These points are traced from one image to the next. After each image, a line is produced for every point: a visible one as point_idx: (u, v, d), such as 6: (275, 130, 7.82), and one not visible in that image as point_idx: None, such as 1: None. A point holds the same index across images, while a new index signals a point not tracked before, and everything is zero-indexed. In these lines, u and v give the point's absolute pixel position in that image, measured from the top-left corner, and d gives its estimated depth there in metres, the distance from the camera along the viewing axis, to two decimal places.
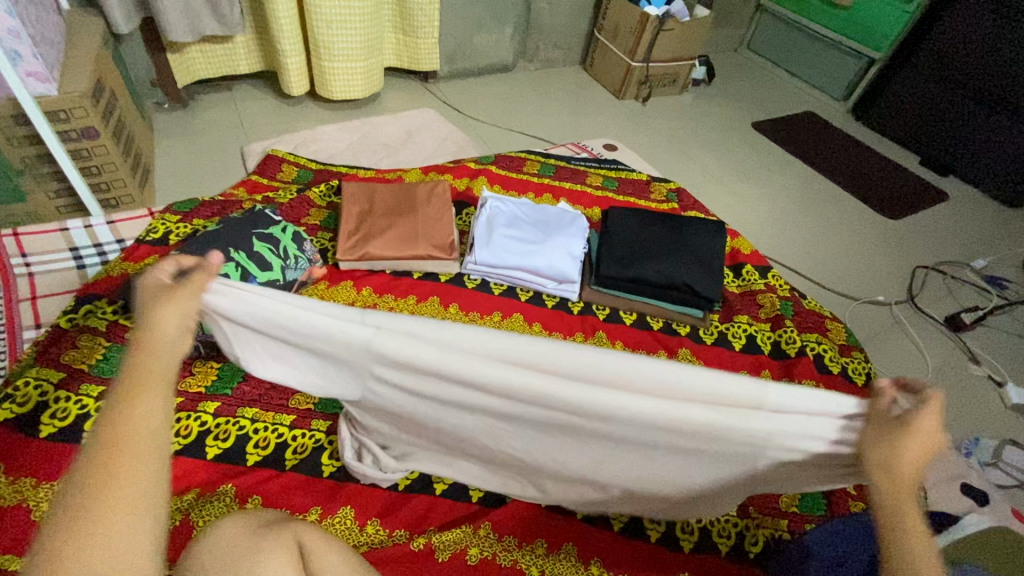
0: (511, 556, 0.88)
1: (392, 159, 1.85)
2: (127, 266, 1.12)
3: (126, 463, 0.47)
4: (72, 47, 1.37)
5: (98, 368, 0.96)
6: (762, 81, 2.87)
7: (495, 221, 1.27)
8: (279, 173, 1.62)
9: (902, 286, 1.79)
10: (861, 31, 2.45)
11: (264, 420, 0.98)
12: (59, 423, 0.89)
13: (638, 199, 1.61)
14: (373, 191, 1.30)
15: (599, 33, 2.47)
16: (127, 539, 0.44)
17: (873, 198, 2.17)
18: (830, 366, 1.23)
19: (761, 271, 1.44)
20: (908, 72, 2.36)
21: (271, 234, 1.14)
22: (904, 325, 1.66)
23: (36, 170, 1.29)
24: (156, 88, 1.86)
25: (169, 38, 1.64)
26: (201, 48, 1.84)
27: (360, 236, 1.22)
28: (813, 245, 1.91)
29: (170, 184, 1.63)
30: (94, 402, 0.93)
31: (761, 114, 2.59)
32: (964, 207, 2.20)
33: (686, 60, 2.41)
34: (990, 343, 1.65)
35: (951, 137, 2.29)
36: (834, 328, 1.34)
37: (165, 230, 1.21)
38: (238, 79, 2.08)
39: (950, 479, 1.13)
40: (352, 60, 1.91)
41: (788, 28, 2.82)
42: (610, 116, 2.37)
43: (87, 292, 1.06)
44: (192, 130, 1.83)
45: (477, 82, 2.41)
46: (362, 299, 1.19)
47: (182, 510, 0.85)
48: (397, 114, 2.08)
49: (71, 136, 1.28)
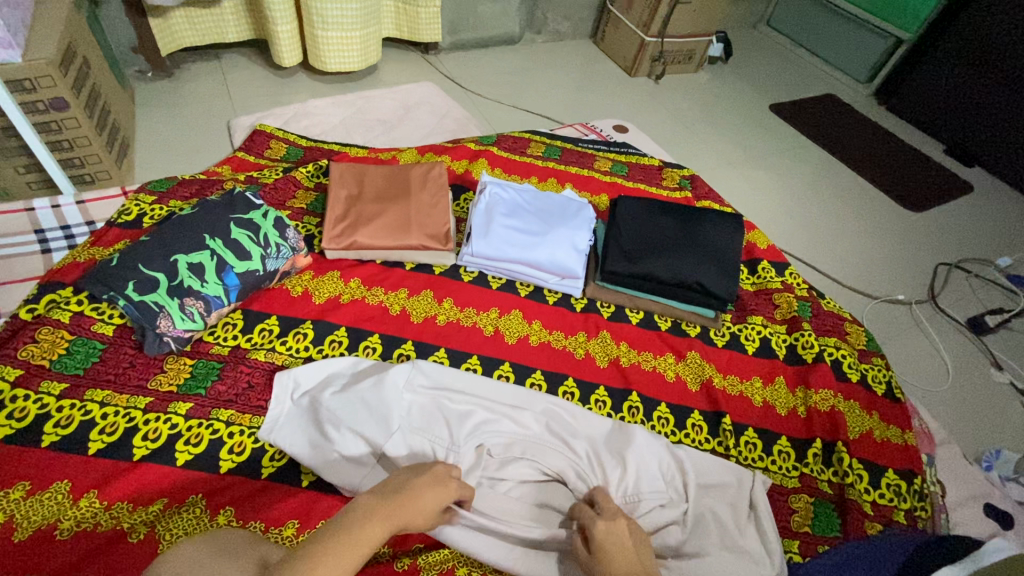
0: None
1: (388, 137, 1.75)
2: (95, 252, 1.03)
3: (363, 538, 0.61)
4: (39, 9, 1.26)
5: (60, 364, 0.90)
6: (782, 60, 2.72)
7: (495, 210, 1.18)
8: (267, 150, 1.52)
9: (923, 284, 1.70)
10: (890, 8, 2.30)
11: (240, 424, 0.91)
12: (16, 423, 0.83)
13: (649, 186, 1.51)
14: (364, 173, 1.21)
15: (611, 5, 2.32)
16: None
17: (895, 188, 2.06)
18: (848, 374, 1.15)
19: (778, 267, 1.35)
20: (937, 53, 2.21)
21: (251, 220, 1.05)
22: (924, 326, 1.57)
23: (2, 144, 1.19)
24: (138, 55, 1.75)
25: (148, 0, 1.52)
26: (187, 14, 1.72)
27: (348, 224, 1.13)
28: (830, 238, 1.81)
29: (152, 159, 1.53)
30: (55, 401, 0.86)
31: (779, 96, 2.46)
32: (990, 200, 2.09)
33: (703, 36, 2.28)
34: (1014, 348, 1.57)
35: (982, 124, 2.14)
36: (854, 331, 1.25)
37: (138, 212, 1.12)
38: (227, 47, 1.96)
39: (974, 497, 1.06)
40: (347, 30, 1.79)
41: (812, 4, 2.66)
42: (620, 95, 2.24)
43: (51, 280, 0.98)
44: (177, 101, 1.72)
45: (481, 55, 2.27)
46: (349, 291, 1.11)
47: (145, 523, 0.78)
48: (395, 88, 1.97)
49: (39, 108, 1.19)
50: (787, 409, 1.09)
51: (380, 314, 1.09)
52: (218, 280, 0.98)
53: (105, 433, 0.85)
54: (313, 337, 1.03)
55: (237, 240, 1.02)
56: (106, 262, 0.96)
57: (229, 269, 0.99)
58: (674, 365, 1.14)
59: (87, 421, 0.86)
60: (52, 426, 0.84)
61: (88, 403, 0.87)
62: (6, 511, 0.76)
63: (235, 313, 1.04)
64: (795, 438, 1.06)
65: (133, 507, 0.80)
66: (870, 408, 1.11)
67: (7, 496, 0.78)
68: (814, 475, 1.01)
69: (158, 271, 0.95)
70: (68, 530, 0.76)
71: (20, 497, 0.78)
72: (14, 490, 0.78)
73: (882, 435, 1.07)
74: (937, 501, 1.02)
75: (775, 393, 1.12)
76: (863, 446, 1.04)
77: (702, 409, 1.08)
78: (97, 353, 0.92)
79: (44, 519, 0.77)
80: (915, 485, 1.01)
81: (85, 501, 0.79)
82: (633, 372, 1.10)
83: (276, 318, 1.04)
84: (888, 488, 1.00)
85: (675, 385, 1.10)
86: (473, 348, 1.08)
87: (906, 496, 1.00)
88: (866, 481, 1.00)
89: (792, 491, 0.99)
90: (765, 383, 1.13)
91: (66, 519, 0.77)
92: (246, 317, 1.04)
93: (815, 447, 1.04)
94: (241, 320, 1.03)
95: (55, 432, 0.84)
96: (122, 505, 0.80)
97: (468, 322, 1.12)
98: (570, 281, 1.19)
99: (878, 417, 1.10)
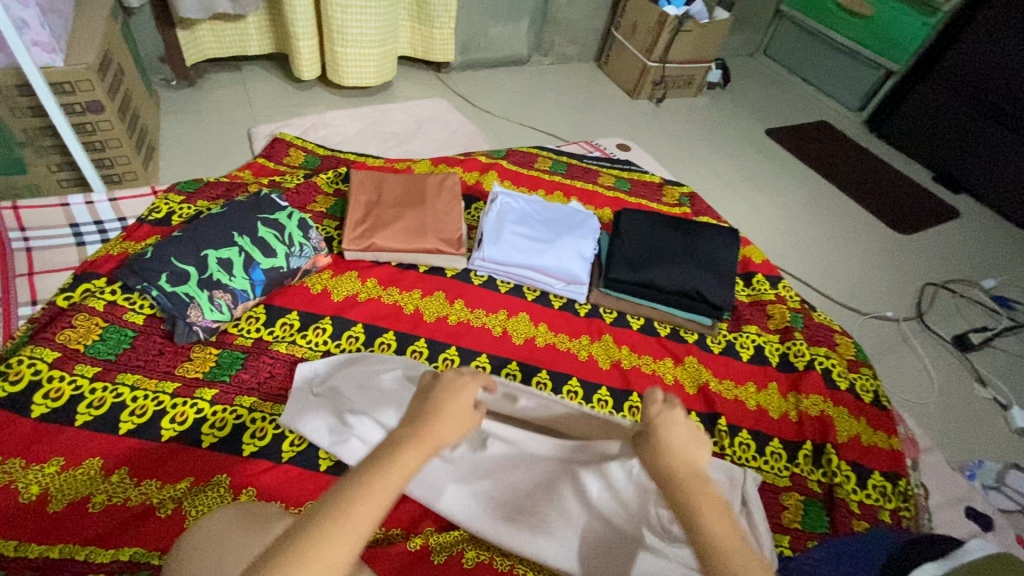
0: (508, 562, 0.86)
1: (401, 148, 1.83)
2: (128, 246, 1.09)
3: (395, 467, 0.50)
4: (81, 18, 1.34)
5: (94, 349, 0.94)
6: (777, 88, 2.83)
7: (505, 218, 1.25)
8: (286, 157, 1.59)
9: (910, 302, 1.77)
10: (880, 42, 2.42)
11: (262, 411, 0.96)
12: (51, 403, 0.88)
13: (650, 202, 1.58)
14: (382, 180, 1.28)
15: (616, 31, 2.43)
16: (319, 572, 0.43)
17: (884, 211, 2.14)
18: (838, 382, 1.21)
19: (772, 281, 1.42)
20: (925, 85, 2.32)
21: (277, 220, 1.12)
22: (912, 342, 1.64)
23: (38, 142, 1.26)
24: (164, 64, 1.83)
25: (180, 13, 1.60)
26: (213, 27, 1.81)
27: (367, 227, 1.19)
28: (823, 256, 1.88)
29: (175, 162, 1.60)
30: (88, 383, 0.91)
31: (775, 121, 2.56)
32: (976, 225, 2.17)
33: (703, 63, 2.38)
34: (997, 365, 1.63)
35: (968, 152, 2.25)
36: (844, 342, 1.32)
37: (168, 210, 1.18)
38: (248, 59, 2.05)
39: (954, 501, 1.11)
40: (365, 46, 1.88)
41: (807, 35, 2.79)
42: (622, 116, 2.34)
43: (86, 271, 1.04)
44: (200, 109, 1.80)
45: (490, 74, 2.37)
46: (366, 290, 1.17)
47: (173, 499, 0.83)
48: (408, 103, 2.05)
49: (76, 109, 1.25)
50: (780, 413, 1.15)
51: (395, 313, 1.14)
52: (245, 275, 1.04)
53: (135, 415, 0.90)
54: (331, 332, 1.08)
55: (263, 238, 1.08)
56: (140, 255, 1.01)
57: (255, 265, 1.05)
58: (673, 369, 1.19)
59: (118, 403, 0.91)
60: (85, 406, 0.89)
61: (119, 386, 0.92)
62: (42, 485, 0.81)
63: (258, 307, 1.09)
64: (787, 440, 1.11)
65: (161, 484, 0.84)
66: (858, 414, 1.17)
67: (43, 470, 0.82)
68: (804, 474, 1.07)
69: (189, 265, 1.01)
70: (100, 503, 0.80)
71: (55, 471, 0.82)
72: (49, 465, 0.83)
73: (869, 439, 1.13)
74: (921, 502, 1.07)
75: (768, 398, 1.17)
76: (851, 449, 1.10)
77: (699, 410, 1.13)
78: (128, 341, 0.97)
79: (77, 492, 0.81)
80: (899, 486, 1.07)
81: (117, 477, 0.83)
82: (634, 374, 1.16)
83: (297, 313, 1.10)
84: (874, 488, 1.06)
85: (673, 387, 1.16)
86: (482, 347, 1.13)
87: (890, 497, 1.05)
88: (853, 482, 1.05)
89: (784, 489, 1.04)
90: (759, 388, 1.19)
91: (98, 493, 0.81)
92: (268, 311, 1.09)
93: (805, 449, 1.10)
94: (263, 314, 1.09)
95: (88, 412, 0.89)
96: (151, 483, 0.84)
97: (478, 322, 1.17)
98: (575, 287, 1.25)
99: (866, 422, 1.16)
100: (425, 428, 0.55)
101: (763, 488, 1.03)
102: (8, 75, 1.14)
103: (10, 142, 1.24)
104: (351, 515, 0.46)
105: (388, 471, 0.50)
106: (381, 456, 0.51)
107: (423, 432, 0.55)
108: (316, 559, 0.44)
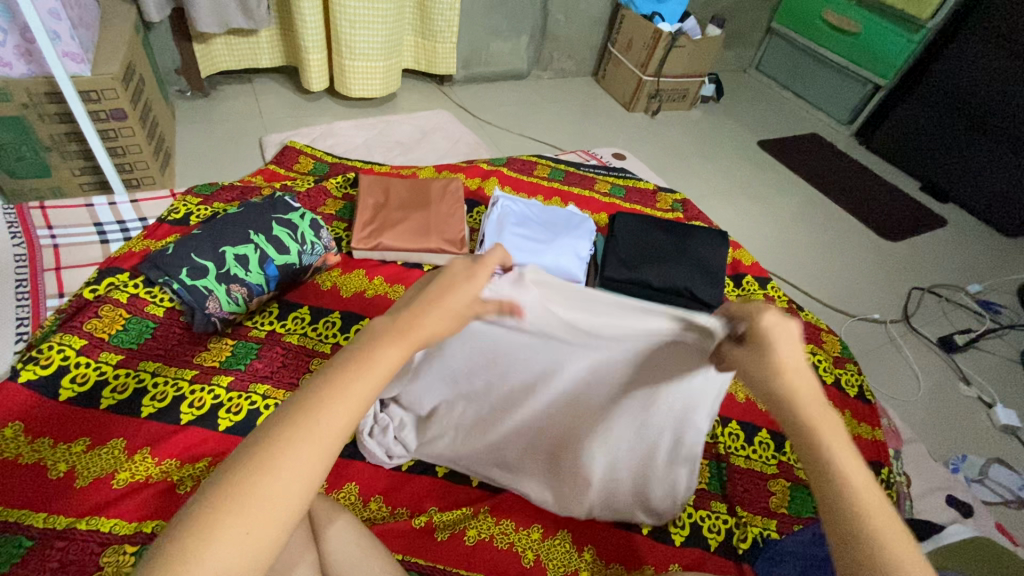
0: (507, 539, 0.91)
1: (406, 157, 1.90)
2: (149, 243, 1.16)
3: (374, 362, 0.48)
4: (106, 31, 1.41)
5: (117, 338, 1.00)
6: (769, 102, 2.92)
7: (506, 220, 1.31)
8: (296, 164, 1.66)
9: (897, 306, 1.83)
10: (867, 58, 2.52)
11: (274, 397, 1.01)
12: (78, 387, 0.94)
13: (644, 207, 1.65)
14: (388, 184, 1.35)
15: (612, 47, 2.53)
16: (293, 471, 0.43)
17: (873, 219, 2.21)
18: (824, 377, 1.27)
19: (761, 282, 1.48)
20: (911, 99, 2.41)
21: (290, 220, 1.18)
22: (898, 343, 1.69)
23: (64, 147, 1.33)
24: (180, 76, 1.91)
25: (197, 28, 1.69)
26: (227, 41, 1.89)
27: (374, 227, 1.26)
28: (812, 261, 1.95)
29: (189, 168, 1.67)
30: (112, 370, 0.97)
31: (766, 133, 2.64)
32: (962, 233, 2.24)
33: (697, 77, 2.47)
34: (982, 365, 1.69)
35: (954, 163, 2.32)
36: (830, 340, 1.37)
37: (186, 211, 1.25)
38: (259, 72, 2.13)
39: (936, 490, 1.16)
40: (372, 60, 1.96)
41: (797, 51, 2.89)
42: (618, 127, 2.42)
43: (111, 265, 1.10)
44: (212, 118, 1.88)
45: (491, 87, 2.46)
46: (373, 287, 1.23)
47: (192, 477, 0.87)
48: (412, 114, 2.13)
49: (101, 117, 1.33)
50: None
51: None
52: (260, 271, 1.10)
53: (156, 400, 0.95)
54: (340, 326, 1.14)
55: (277, 236, 1.14)
56: (162, 250, 1.07)
57: (270, 261, 1.11)
58: None
59: (140, 388, 0.96)
60: (110, 391, 0.94)
61: (141, 373, 0.98)
62: (69, 463, 0.86)
63: (271, 302, 1.15)
64: (775, 431, 1.16)
65: (180, 463, 0.89)
66: (843, 407, 1.22)
67: (70, 449, 0.87)
68: (790, 463, 1.12)
69: (208, 260, 1.07)
70: (124, 480, 0.85)
71: (81, 450, 0.87)
72: (76, 444, 0.88)
73: (853, 430, 1.18)
74: (903, 490, 1.12)
75: None
76: None
77: None
78: (149, 331, 1.03)
79: (102, 470, 0.86)
80: (882, 474, 1.11)
81: (139, 456, 0.88)
82: None
83: (308, 308, 1.16)
84: None
85: None
86: None
87: None
88: None
89: (771, 476, 1.09)
90: None
91: (121, 471, 0.86)
92: (281, 306, 1.15)
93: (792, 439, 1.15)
94: (276, 309, 1.15)
95: (112, 397, 0.94)
96: (171, 462, 0.89)
97: None
98: None
99: (850, 414, 1.21)
100: (406, 324, 0.52)
101: (751, 476, 1.08)
102: (39, 84, 1.21)
103: (37, 146, 1.31)
104: (321, 416, 0.45)
105: (364, 366, 0.47)
106: (357, 351, 0.49)
107: (404, 328, 0.51)
108: (291, 458, 0.43)
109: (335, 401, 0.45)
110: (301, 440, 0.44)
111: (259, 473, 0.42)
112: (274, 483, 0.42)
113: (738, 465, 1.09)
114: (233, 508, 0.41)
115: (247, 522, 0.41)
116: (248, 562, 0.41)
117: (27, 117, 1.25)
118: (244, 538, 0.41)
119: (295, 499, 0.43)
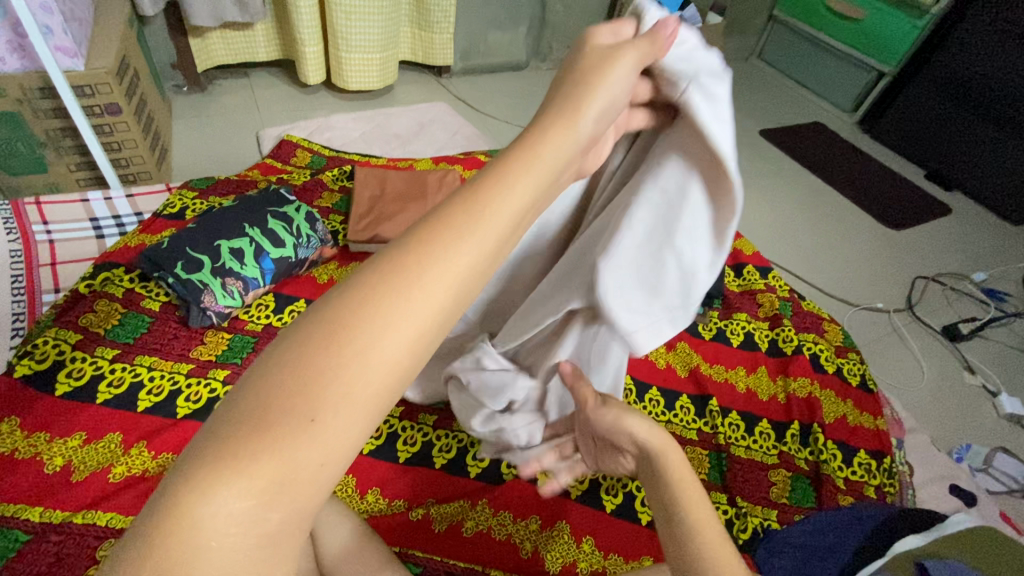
0: (506, 530, 0.91)
1: (404, 149, 1.89)
2: (144, 238, 1.15)
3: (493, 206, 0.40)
4: (99, 26, 1.40)
5: (113, 332, 1.00)
6: (772, 90, 2.89)
7: None
8: (294, 157, 1.65)
9: (901, 294, 1.81)
10: (870, 44, 2.48)
11: None
12: (74, 382, 0.93)
13: None
14: (385, 176, 1.34)
15: None
16: (388, 336, 0.35)
17: (877, 208, 2.19)
18: (826, 366, 1.25)
19: (762, 272, 1.46)
20: (916, 85, 2.37)
21: (285, 213, 1.17)
22: (902, 332, 1.68)
23: (59, 143, 1.33)
24: (177, 71, 1.90)
25: (191, 21, 1.67)
26: (223, 35, 1.88)
27: (371, 219, 1.25)
28: (814, 251, 1.93)
29: (186, 163, 1.67)
30: (108, 364, 0.96)
31: (769, 122, 2.61)
32: (967, 221, 2.21)
33: None
34: (987, 354, 1.67)
35: (959, 150, 2.29)
36: (832, 330, 1.36)
37: (182, 205, 1.24)
38: (256, 66, 2.12)
39: (940, 478, 1.15)
40: (368, 52, 1.95)
41: (799, 39, 2.85)
42: None
43: (106, 260, 1.10)
44: (209, 113, 1.87)
45: (490, 79, 2.44)
46: None
47: None
48: (410, 106, 2.12)
49: (95, 112, 1.32)
50: (769, 395, 1.19)
51: None
52: (255, 264, 1.09)
53: (152, 394, 0.95)
54: None
55: (272, 229, 1.13)
56: (157, 245, 1.07)
57: (265, 255, 1.11)
58: (665, 354, 1.23)
59: (136, 382, 0.96)
60: (106, 385, 0.94)
61: (137, 367, 0.98)
62: (66, 457, 0.86)
63: (267, 295, 1.15)
64: (776, 421, 1.15)
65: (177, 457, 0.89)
66: (845, 396, 1.21)
67: (66, 443, 0.87)
68: (791, 453, 1.10)
69: (203, 254, 1.06)
70: (120, 474, 0.85)
71: (77, 444, 0.87)
72: (72, 439, 0.88)
73: (855, 420, 1.17)
74: (905, 479, 1.11)
75: (758, 380, 1.22)
76: (838, 429, 1.14)
77: (690, 392, 1.17)
78: (145, 325, 1.03)
79: (99, 464, 0.86)
80: (884, 464, 1.10)
81: (135, 450, 0.88)
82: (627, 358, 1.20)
83: (304, 301, 1.15)
84: (860, 466, 1.10)
85: (666, 371, 1.20)
86: None
87: (875, 474, 1.09)
88: (839, 459, 1.10)
89: (772, 466, 1.08)
90: (749, 371, 1.23)
91: (118, 465, 0.86)
92: (277, 300, 1.15)
93: (793, 428, 1.14)
94: (272, 302, 1.14)
95: (108, 391, 0.94)
96: (167, 456, 0.89)
97: None
98: None
99: (853, 404, 1.20)
100: (526, 157, 0.42)
101: (752, 466, 1.07)
102: (32, 79, 1.21)
103: (32, 142, 1.31)
104: (429, 265, 0.37)
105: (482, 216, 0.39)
106: (477, 196, 0.40)
107: (527, 163, 0.42)
108: (389, 320, 0.35)
109: (428, 272, 0.37)
110: (400, 295, 0.36)
111: (340, 356, 0.34)
112: (363, 358, 0.34)
113: (738, 455, 1.08)
114: (324, 400, 0.33)
115: (339, 384, 0.33)
116: (328, 446, 0.33)
117: (22, 113, 1.25)
118: (305, 424, 0.32)
119: (391, 361, 0.35)
